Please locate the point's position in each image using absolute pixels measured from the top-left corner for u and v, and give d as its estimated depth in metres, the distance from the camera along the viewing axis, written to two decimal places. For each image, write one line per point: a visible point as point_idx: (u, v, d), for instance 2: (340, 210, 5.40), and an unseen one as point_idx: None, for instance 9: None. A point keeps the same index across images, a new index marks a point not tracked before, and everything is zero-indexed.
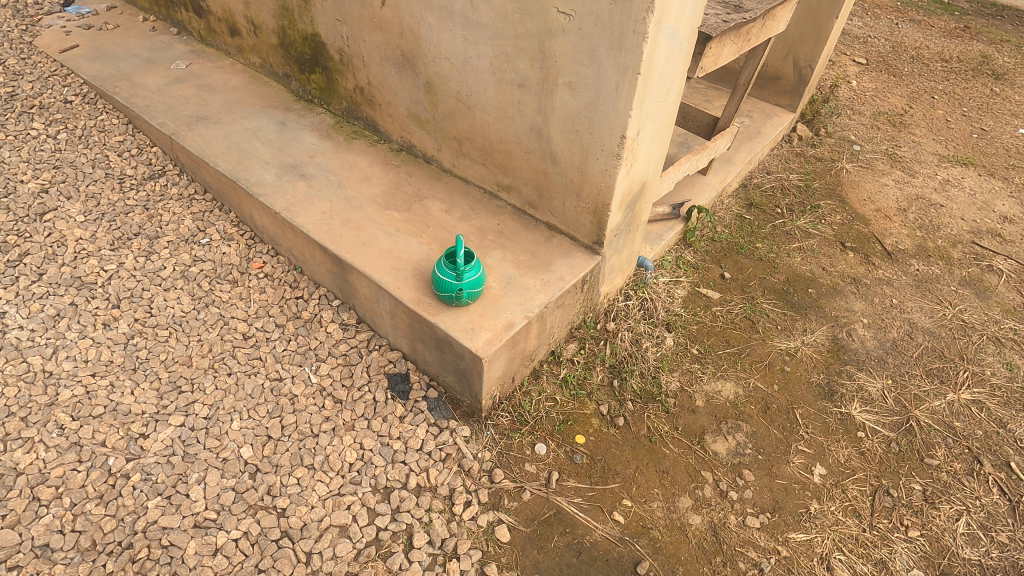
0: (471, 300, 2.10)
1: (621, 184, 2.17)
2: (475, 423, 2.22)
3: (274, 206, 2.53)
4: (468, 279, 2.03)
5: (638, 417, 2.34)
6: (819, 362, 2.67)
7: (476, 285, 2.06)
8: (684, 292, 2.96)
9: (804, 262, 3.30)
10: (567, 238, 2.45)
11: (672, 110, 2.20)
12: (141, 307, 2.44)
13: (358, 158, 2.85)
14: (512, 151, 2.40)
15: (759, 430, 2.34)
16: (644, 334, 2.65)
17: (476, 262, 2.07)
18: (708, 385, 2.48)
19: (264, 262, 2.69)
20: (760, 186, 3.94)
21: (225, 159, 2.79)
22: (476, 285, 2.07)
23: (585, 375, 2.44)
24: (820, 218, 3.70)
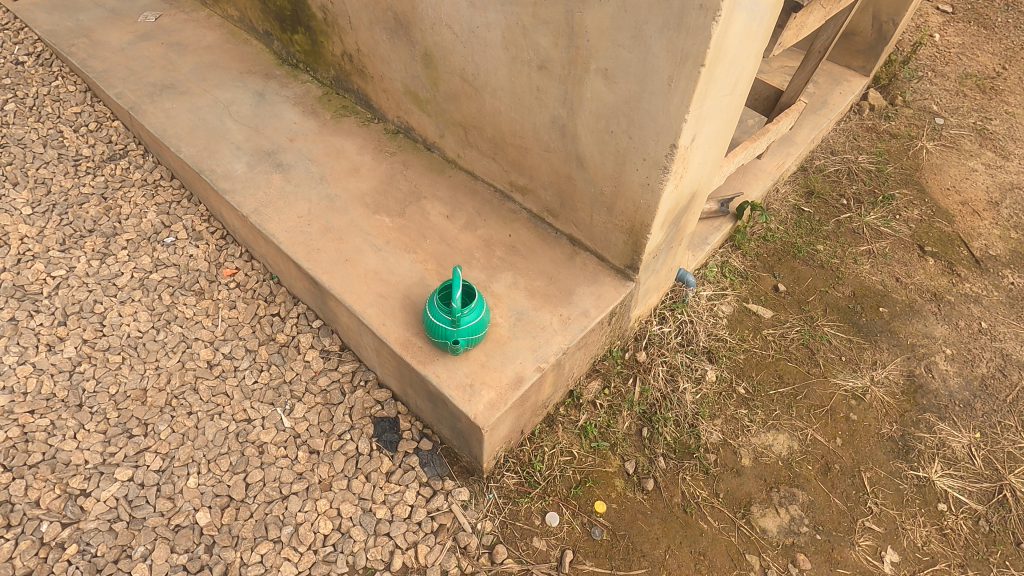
0: (475, 343, 1.70)
1: (667, 201, 1.68)
2: (476, 484, 1.87)
3: (242, 207, 2.10)
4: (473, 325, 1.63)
5: (670, 478, 1.95)
6: (891, 407, 2.22)
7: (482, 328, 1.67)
8: (729, 310, 2.50)
9: (874, 271, 2.78)
10: (594, 257, 1.98)
11: (739, 103, 1.67)
12: (90, 325, 2.09)
13: (346, 142, 2.38)
14: (528, 147, 1.91)
15: (817, 500, 1.94)
16: (681, 368, 2.22)
17: (480, 299, 1.65)
18: (757, 438, 2.07)
19: (235, 268, 2.29)
20: (822, 170, 3.36)
21: (189, 142, 2.35)
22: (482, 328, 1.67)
23: (609, 422, 2.04)
24: (894, 212, 3.13)
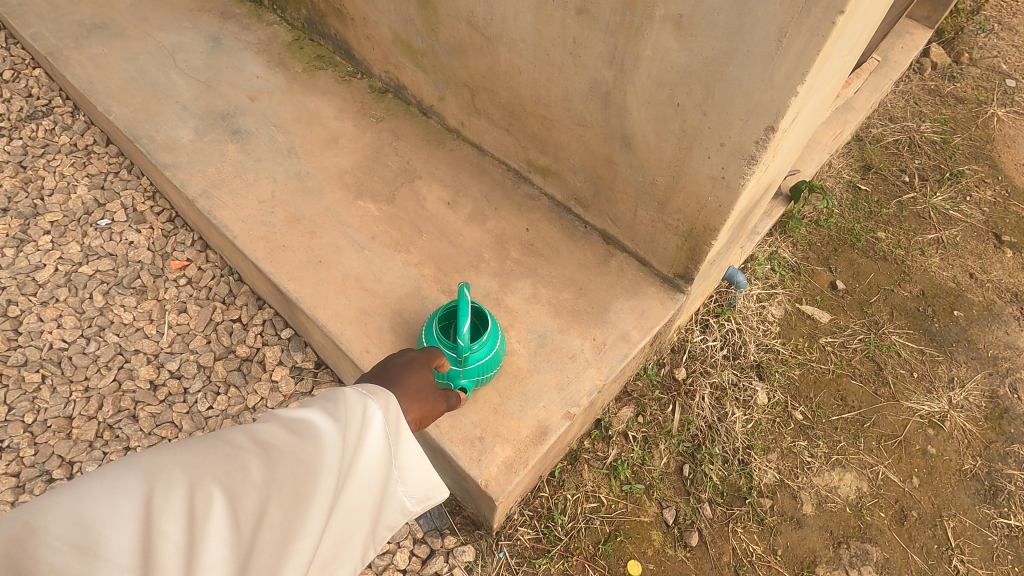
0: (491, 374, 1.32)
1: (745, 199, 1.26)
2: (483, 541, 1.52)
3: (189, 187, 1.66)
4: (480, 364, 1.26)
5: (719, 531, 1.60)
6: (974, 438, 1.87)
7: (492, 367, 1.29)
8: (780, 314, 2.11)
9: (945, 265, 2.38)
10: (635, 260, 1.57)
11: (851, 65, 1.23)
12: (2, 334, 1.68)
13: (321, 102, 1.91)
14: (557, 118, 1.47)
15: (893, 558, 1.61)
16: (728, 389, 1.84)
17: (493, 329, 1.28)
18: (820, 478, 1.72)
19: (187, 260, 1.86)
20: (879, 140, 2.91)
21: (123, 100, 1.87)
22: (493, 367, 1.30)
23: (644, 459, 1.68)
24: (963, 192, 2.70)
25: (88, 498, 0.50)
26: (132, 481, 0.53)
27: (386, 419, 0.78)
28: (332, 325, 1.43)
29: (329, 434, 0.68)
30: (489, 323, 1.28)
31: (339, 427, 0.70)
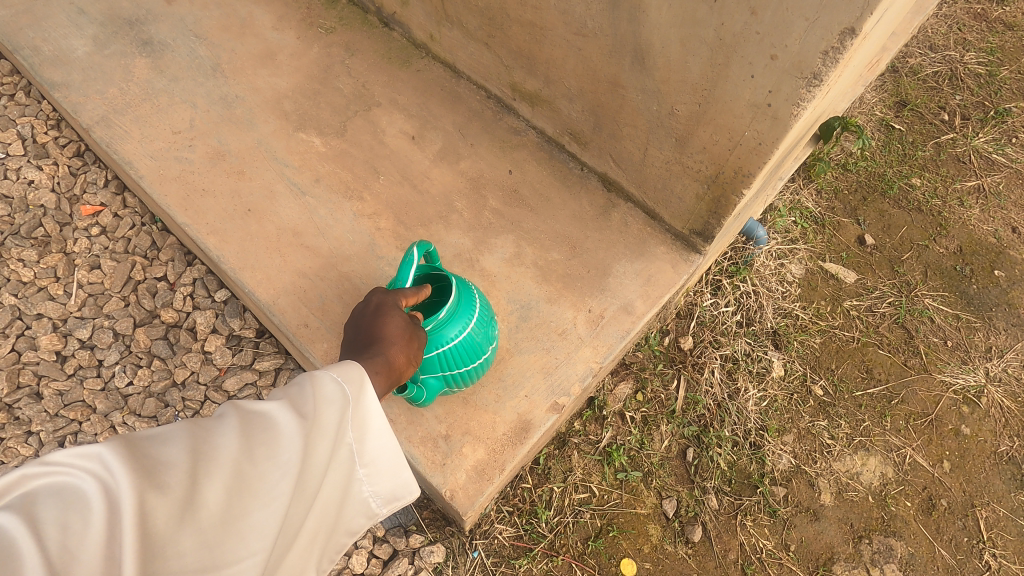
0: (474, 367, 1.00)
1: (792, 137, 0.97)
2: (454, 540, 1.30)
3: (84, 114, 1.33)
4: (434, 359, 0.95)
5: (726, 525, 1.40)
6: (1012, 416, 1.66)
7: (462, 360, 0.97)
8: (800, 272, 1.84)
9: (985, 217, 2.11)
10: (642, 211, 1.28)
11: None
12: None
13: (255, 7, 1.53)
14: (548, 26, 1.14)
15: (918, 553, 1.43)
16: (740, 361, 1.60)
17: (453, 309, 0.93)
18: (841, 463, 1.51)
19: (100, 205, 1.53)
20: (917, 72, 2.56)
21: (3, 1, 1.49)
22: (466, 359, 0.97)
23: (644, 443, 1.45)
24: (1009, 134, 2.39)
25: (4, 508, 0.45)
26: (62, 484, 0.46)
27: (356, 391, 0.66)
28: (263, 294, 1.16)
29: (291, 410, 0.60)
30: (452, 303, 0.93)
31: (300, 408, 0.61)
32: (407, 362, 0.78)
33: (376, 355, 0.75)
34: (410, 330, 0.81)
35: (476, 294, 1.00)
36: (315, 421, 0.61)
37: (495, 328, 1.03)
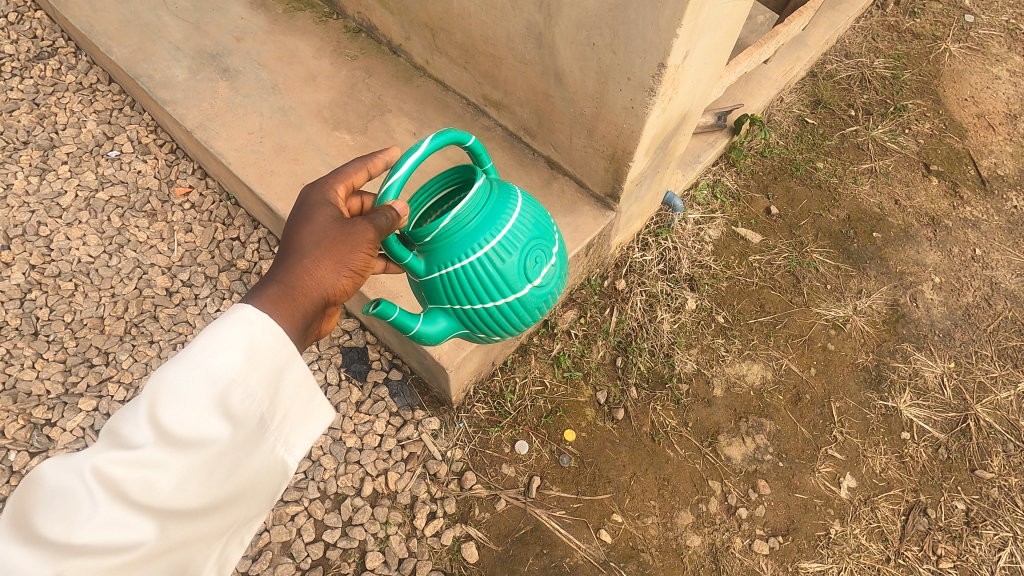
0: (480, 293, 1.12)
1: (653, 126, 1.51)
2: (446, 414, 1.87)
3: (187, 121, 1.91)
4: (449, 278, 1.11)
5: (641, 408, 1.95)
6: (870, 338, 2.19)
7: (482, 288, 1.12)
8: (717, 235, 2.38)
9: (873, 192, 2.63)
10: (573, 182, 1.84)
11: (744, 10, 1.43)
12: (36, 250, 1.98)
13: (300, 43, 2.11)
14: (502, 57, 1.70)
15: (784, 429, 1.97)
16: (661, 297, 2.14)
17: (459, 221, 1.06)
18: (732, 368, 2.06)
19: (189, 187, 2.12)
20: (833, 76, 3.06)
21: (121, 41, 2.08)
22: (483, 284, 1.11)
23: (584, 352, 2.01)
24: (903, 125, 2.90)
25: None
26: None
27: (245, 345, 0.83)
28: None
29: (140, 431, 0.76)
30: (471, 214, 1.07)
31: (136, 434, 0.76)
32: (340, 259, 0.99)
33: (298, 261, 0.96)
34: (339, 236, 0.99)
35: (511, 222, 1.13)
36: (155, 436, 0.77)
37: (530, 267, 1.14)
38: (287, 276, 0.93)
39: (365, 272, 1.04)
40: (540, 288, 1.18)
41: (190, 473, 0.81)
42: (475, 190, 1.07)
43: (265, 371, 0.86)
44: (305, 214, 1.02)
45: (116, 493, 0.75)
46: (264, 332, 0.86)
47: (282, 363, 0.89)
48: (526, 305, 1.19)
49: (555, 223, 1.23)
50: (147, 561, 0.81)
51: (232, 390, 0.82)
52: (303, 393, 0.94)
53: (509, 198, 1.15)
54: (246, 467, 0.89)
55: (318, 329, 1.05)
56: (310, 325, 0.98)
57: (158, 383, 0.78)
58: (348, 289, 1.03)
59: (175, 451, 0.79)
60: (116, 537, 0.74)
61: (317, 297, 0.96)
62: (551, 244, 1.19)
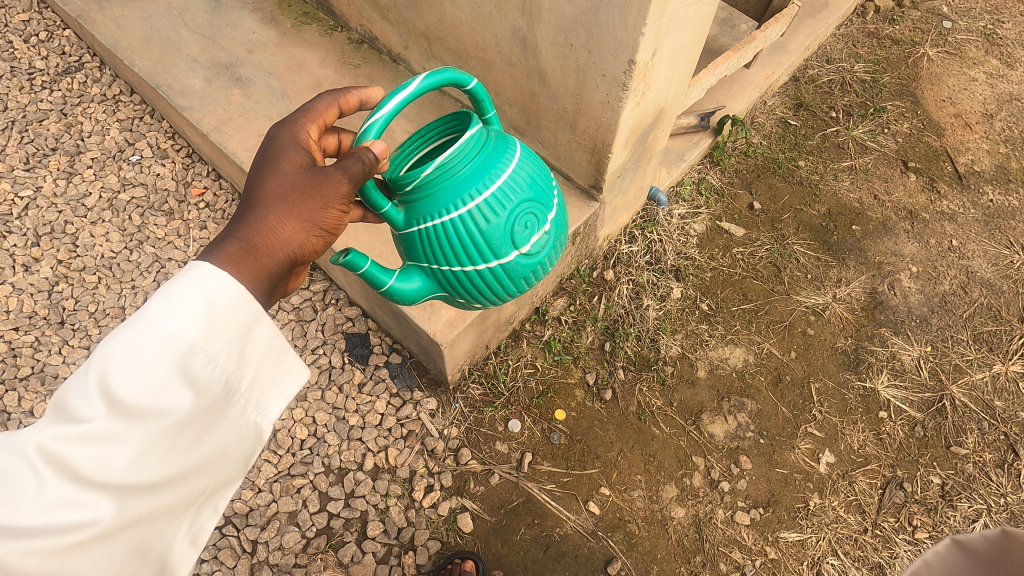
0: (458, 246, 1.19)
1: (629, 119, 1.64)
2: (443, 395, 1.98)
3: (202, 125, 2.07)
4: (426, 232, 1.19)
5: (628, 389, 2.06)
6: (849, 323, 2.29)
7: (462, 248, 1.19)
8: (702, 229, 2.50)
9: (853, 188, 2.74)
10: (560, 176, 1.98)
11: (710, 12, 1.57)
12: (64, 246, 2.14)
13: (307, 53, 2.27)
14: (492, 60, 1.85)
15: (765, 408, 2.07)
16: (647, 286, 2.26)
17: (445, 169, 1.12)
18: (714, 351, 2.16)
19: (204, 188, 2.27)
20: (815, 79, 3.16)
21: (143, 55, 2.26)
22: (465, 241, 1.19)
23: (573, 337, 2.13)
24: (883, 125, 3.00)
25: None
26: None
27: (202, 305, 0.78)
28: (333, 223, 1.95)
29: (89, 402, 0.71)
30: (458, 164, 1.13)
31: (86, 407, 0.72)
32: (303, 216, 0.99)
33: (259, 217, 0.95)
34: (304, 194, 0.99)
35: (500, 180, 1.19)
36: (105, 407, 0.72)
37: (513, 231, 1.21)
38: (250, 236, 0.92)
39: (337, 230, 1.05)
40: (527, 256, 1.26)
41: (149, 445, 0.76)
42: (465, 142, 1.12)
43: (227, 331, 0.81)
44: (266, 166, 1.01)
45: (67, 470, 0.70)
46: (222, 290, 0.80)
47: (249, 323, 0.84)
48: (511, 273, 1.27)
49: (548, 188, 1.28)
50: (112, 542, 0.76)
51: (190, 353, 0.77)
52: (276, 352, 0.89)
53: (502, 156, 1.21)
54: (215, 433, 0.84)
55: (287, 287, 1.06)
56: (278, 285, 0.97)
57: (107, 351, 0.73)
58: (318, 248, 1.04)
59: (130, 423, 0.74)
60: (70, 516, 0.70)
61: (284, 256, 0.96)
62: (541, 210, 1.25)
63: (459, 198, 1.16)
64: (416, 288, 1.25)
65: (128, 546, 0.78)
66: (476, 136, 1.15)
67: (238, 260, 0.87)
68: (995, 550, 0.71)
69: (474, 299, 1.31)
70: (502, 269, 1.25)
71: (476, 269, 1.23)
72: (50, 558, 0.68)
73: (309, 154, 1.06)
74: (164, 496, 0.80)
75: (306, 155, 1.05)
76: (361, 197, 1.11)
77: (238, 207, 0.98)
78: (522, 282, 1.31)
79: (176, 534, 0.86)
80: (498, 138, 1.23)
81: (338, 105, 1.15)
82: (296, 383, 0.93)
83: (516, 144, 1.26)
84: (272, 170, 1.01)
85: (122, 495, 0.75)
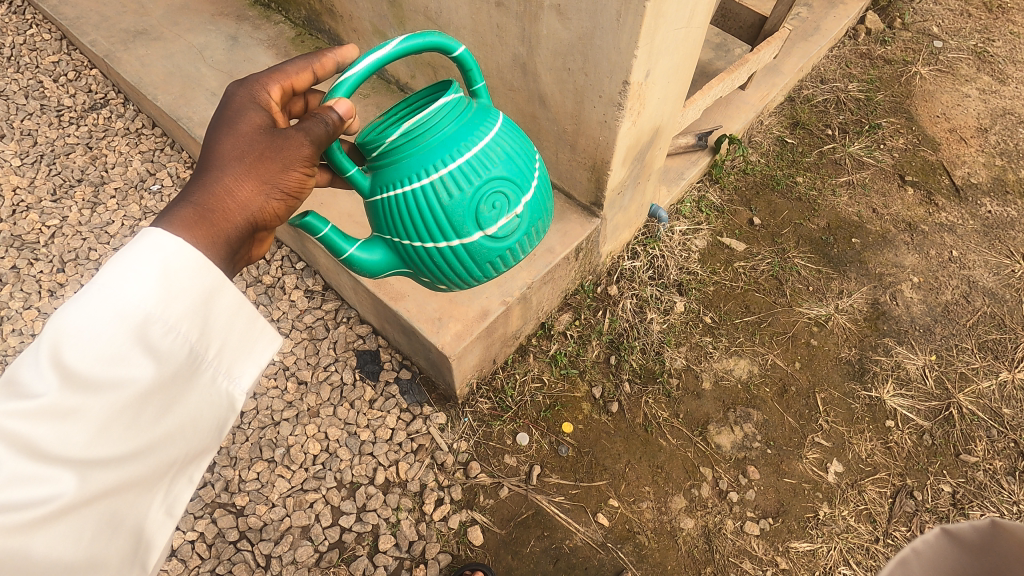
0: (419, 218, 1.26)
1: (626, 137, 1.72)
2: (452, 409, 2.02)
3: None
4: (391, 201, 1.26)
5: (634, 401, 2.09)
6: (852, 334, 2.32)
7: (424, 222, 1.26)
8: (703, 244, 2.55)
9: (851, 202, 2.79)
10: (562, 194, 2.06)
11: (699, 36, 1.67)
12: (87, 272, 2.24)
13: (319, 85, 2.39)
14: (494, 86, 1.94)
15: (772, 418, 2.08)
16: (650, 300, 2.30)
17: (408, 138, 1.20)
18: (719, 363, 2.19)
19: None
20: (810, 99, 3.24)
21: (165, 90, 2.39)
22: (427, 214, 1.25)
23: (579, 351, 2.17)
24: (879, 141, 3.06)
25: None
26: None
27: (158, 275, 0.80)
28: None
29: (43, 377, 0.72)
30: (424, 133, 1.20)
31: (40, 382, 0.73)
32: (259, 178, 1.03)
33: (213, 177, 1.00)
34: (261, 158, 1.04)
35: (470, 153, 1.24)
36: (61, 381, 0.73)
37: (477, 209, 1.26)
38: (206, 198, 0.97)
39: (299, 195, 1.11)
40: (491, 237, 1.30)
41: (110, 416, 0.78)
42: (435, 111, 1.19)
43: (186, 299, 0.83)
44: (224, 129, 1.05)
45: (25, 446, 0.71)
46: (177, 258, 0.82)
47: (211, 291, 0.86)
48: (476, 254, 1.32)
49: (525, 168, 1.32)
50: (80, 517, 0.77)
51: (148, 322, 0.79)
52: (241, 320, 0.91)
53: (477, 129, 1.26)
54: (181, 403, 0.86)
55: (248, 255, 1.11)
56: (238, 247, 1.02)
57: (60, 326, 0.74)
58: (278, 211, 1.10)
59: (88, 394, 0.75)
60: (31, 491, 0.71)
61: (242, 219, 1.01)
62: (511, 190, 1.29)
63: (424, 168, 1.23)
64: (377, 259, 1.33)
65: (98, 520, 0.79)
66: (447, 106, 1.21)
67: (194, 223, 0.92)
68: (985, 538, 0.67)
69: (438, 278, 1.38)
70: (464, 249, 1.30)
71: (438, 246, 1.29)
72: (16, 533, 0.69)
73: (268, 115, 1.10)
74: (131, 469, 0.81)
75: (265, 116, 1.09)
76: (326, 160, 1.18)
77: (195, 170, 1.02)
78: (488, 266, 1.36)
79: (150, 507, 0.87)
80: (478, 112, 1.29)
81: (312, 68, 1.20)
82: (266, 349, 0.96)
83: (497, 121, 1.32)
84: (229, 132, 1.05)
85: (85, 467, 0.76)
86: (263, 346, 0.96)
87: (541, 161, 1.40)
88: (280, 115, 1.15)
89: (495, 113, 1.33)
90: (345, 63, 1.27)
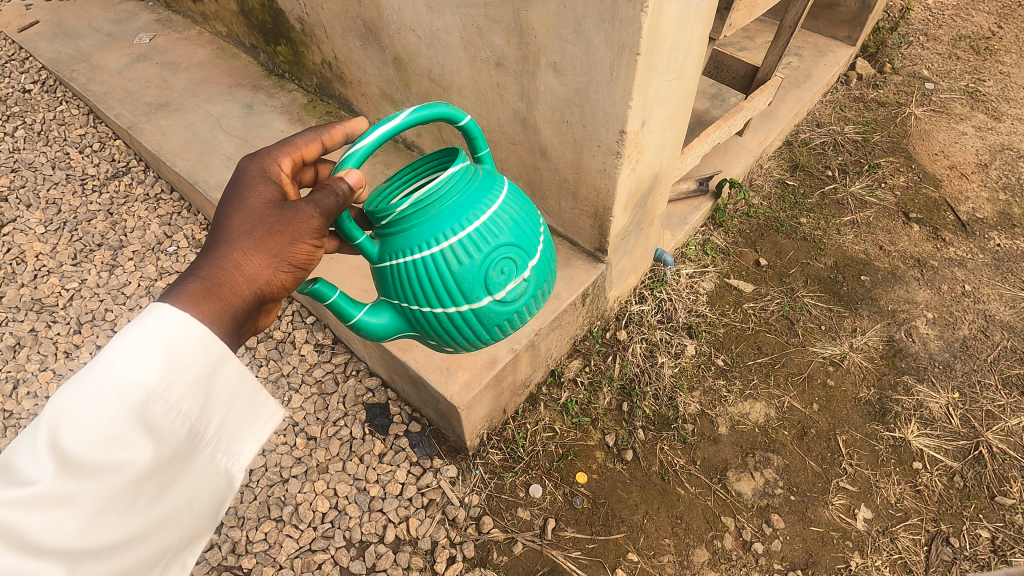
0: (430, 283, 1.28)
1: (625, 184, 1.76)
2: (463, 461, 1.99)
3: None
4: (400, 267, 1.28)
5: (649, 449, 2.04)
6: (869, 373, 2.27)
7: (433, 287, 1.28)
8: (710, 287, 2.55)
9: (857, 240, 2.80)
10: (567, 242, 2.10)
11: (691, 87, 1.73)
12: (102, 332, 2.28)
13: None
14: (496, 141, 2.02)
15: (793, 463, 2.02)
16: (660, 344, 2.28)
17: (417, 206, 1.22)
18: (735, 407, 2.15)
19: None
20: (808, 141, 3.30)
21: (183, 156, 2.51)
22: (437, 280, 1.27)
23: (590, 399, 2.14)
24: (880, 180, 3.09)
25: None
26: None
27: (161, 353, 0.81)
28: (356, 297, 2.06)
29: (37, 465, 0.72)
30: (435, 202, 1.23)
31: (35, 468, 0.72)
32: (268, 251, 1.06)
33: (223, 253, 1.03)
34: (269, 232, 1.07)
35: (478, 222, 1.27)
36: (57, 468, 0.73)
37: (485, 276, 1.28)
38: (214, 273, 0.99)
39: (307, 267, 1.13)
40: (499, 302, 1.33)
41: (105, 501, 0.78)
42: (444, 180, 1.23)
43: (187, 377, 0.84)
44: (234, 205, 1.09)
45: (16, 538, 0.70)
46: (181, 334, 0.84)
47: (214, 366, 0.87)
48: (483, 318, 1.34)
49: (531, 234, 1.35)
50: None
51: (149, 400, 0.79)
52: (242, 394, 0.92)
53: (485, 197, 1.30)
54: (179, 484, 0.86)
55: (255, 325, 1.13)
56: (245, 321, 1.04)
57: (59, 409, 0.74)
58: (287, 283, 1.11)
59: (85, 480, 0.75)
60: None
61: (249, 293, 1.03)
62: (519, 256, 1.32)
63: (433, 236, 1.26)
64: (384, 323, 1.35)
65: None
66: (456, 175, 1.24)
67: (202, 298, 0.94)
68: None
69: (445, 340, 1.39)
70: (472, 314, 1.32)
71: (447, 311, 1.31)
72: None
73: (277, 188, 1.15)
74: (123, 557, 0.80)
75: (274, 189, 1.14)
76: (336, 228, 1.21)
77: (205, 245, 1.05)
78: (496, 329, 1.38)
79: None
80: (485, 178, 1.33)
81: (321, 139, 1.26)
82: (267, 424, 0.97)
83: (503, 188, 1.35)
84: (239, 207, 1.09)
85: (76, 558, 0.75)
86: (264, 419, 0.96)
87: (545, 225, 1.43)
88: (290, 186, 1.21)
89: (501, 180, 1.37)
90: (353, 134, 1.34)
